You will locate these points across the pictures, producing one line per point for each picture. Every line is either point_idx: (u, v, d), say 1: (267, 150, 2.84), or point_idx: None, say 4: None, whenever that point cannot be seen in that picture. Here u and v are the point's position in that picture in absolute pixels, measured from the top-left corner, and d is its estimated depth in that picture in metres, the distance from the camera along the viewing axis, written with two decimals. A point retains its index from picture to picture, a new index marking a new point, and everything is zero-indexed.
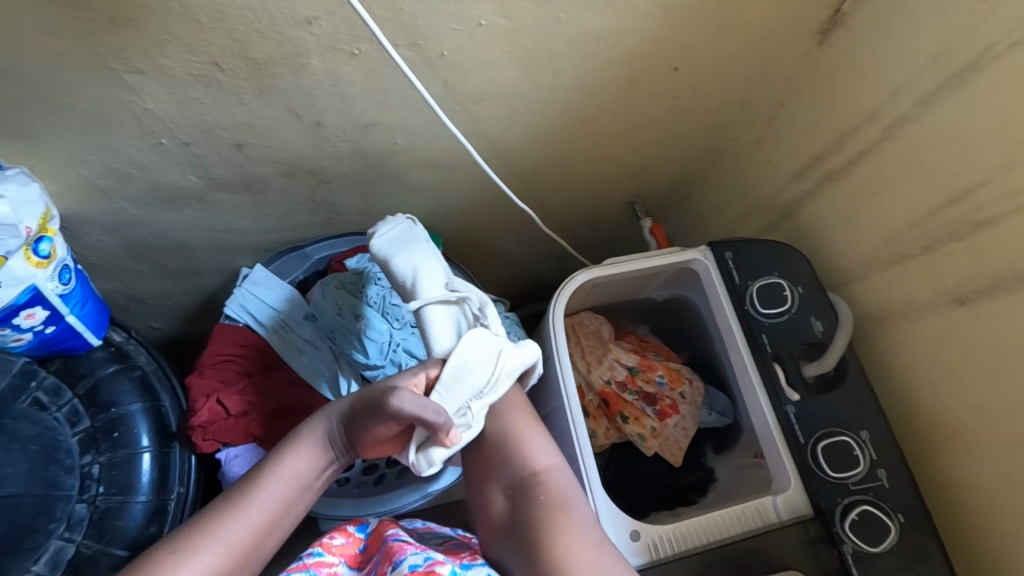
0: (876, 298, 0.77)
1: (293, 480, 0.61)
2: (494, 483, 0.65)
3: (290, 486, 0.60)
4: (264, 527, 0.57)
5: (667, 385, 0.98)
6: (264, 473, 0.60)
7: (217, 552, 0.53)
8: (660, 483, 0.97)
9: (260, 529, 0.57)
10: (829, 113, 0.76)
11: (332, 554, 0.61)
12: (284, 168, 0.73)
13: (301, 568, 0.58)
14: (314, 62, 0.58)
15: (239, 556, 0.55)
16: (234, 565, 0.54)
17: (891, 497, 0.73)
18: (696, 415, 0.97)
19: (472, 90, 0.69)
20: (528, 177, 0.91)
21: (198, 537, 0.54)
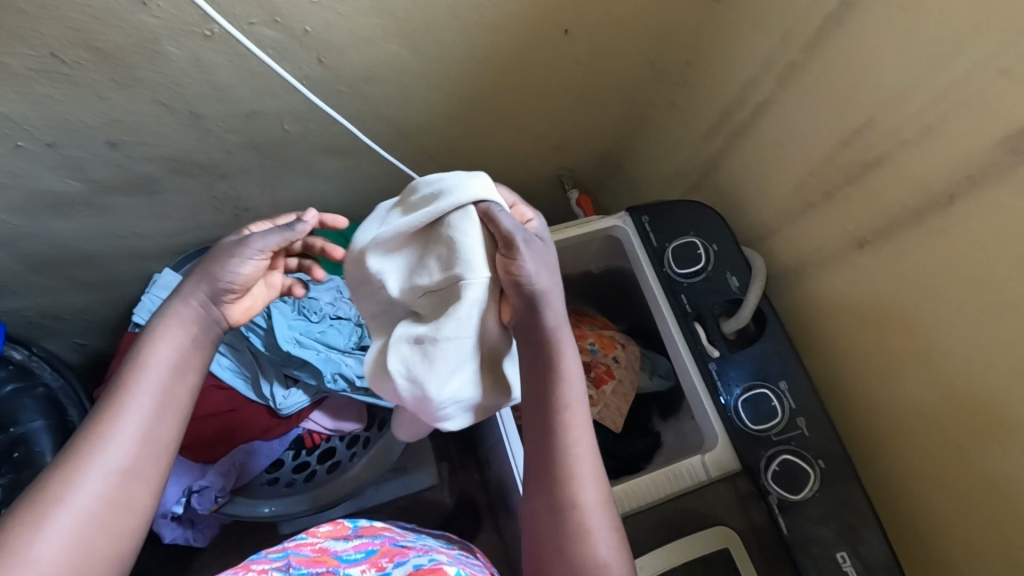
0: (789, 250, 0.77)
1: (163, 371, 0.51)
2: (538, 488, 0.58)
3: (163, 375, 0.51)
4: (159, 414, 0.50)
5: (600, 351, 0.97)
6: (133, 367, 0.51)
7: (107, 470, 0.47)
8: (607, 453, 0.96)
9: (156, 425, 0.50)
10: (728, 67, 0.75)
11: (318, 536, 0.61)
12: (172, 165, 0.70)
13: (280, 550, 0.58)
14: (168, 49, 0.55)
15: (144, 459, 0.49)
16: (138, 471, 0.48)
17: (813, 446, 0.73)
18: (634, 378, 0.98)
19: (355, 69, 0.66)
20: (442, 158, 0.89)
21: (83, 454, 0.47)
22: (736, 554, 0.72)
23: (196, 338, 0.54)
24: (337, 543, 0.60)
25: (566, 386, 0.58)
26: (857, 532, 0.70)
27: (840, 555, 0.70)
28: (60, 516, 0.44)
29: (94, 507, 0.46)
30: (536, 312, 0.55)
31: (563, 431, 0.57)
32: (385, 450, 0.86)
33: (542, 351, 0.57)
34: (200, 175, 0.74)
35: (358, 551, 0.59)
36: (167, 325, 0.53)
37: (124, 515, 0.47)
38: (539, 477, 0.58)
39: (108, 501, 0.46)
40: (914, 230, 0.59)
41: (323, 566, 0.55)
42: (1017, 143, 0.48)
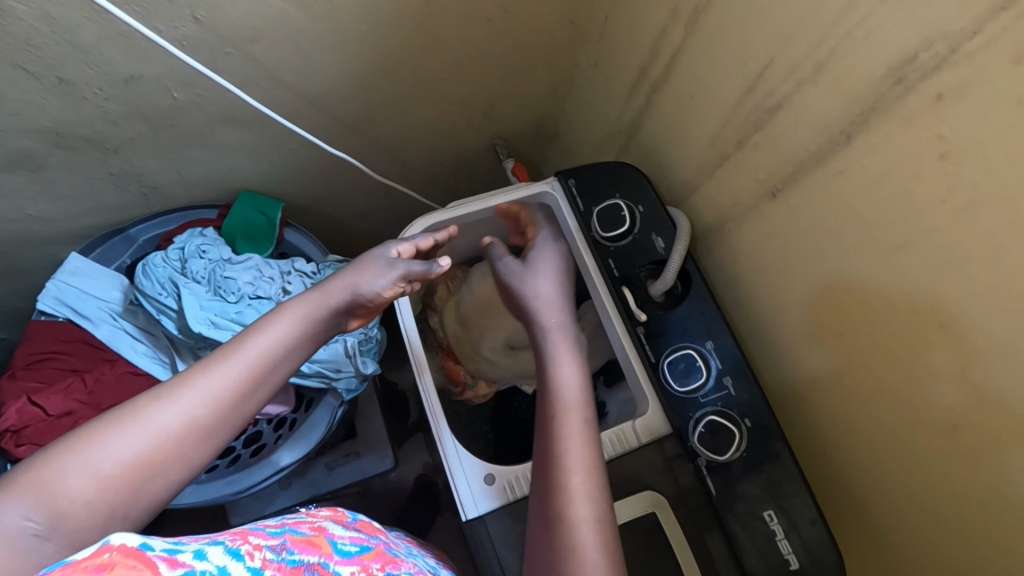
0: (710, 206, 0.74)
1: (267, 351, 0.56)
2: (537, 509, 0.61)
3: (267, 355, 0.56)
4: (245, 386, 0.54)
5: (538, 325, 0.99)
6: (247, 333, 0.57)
7: (193, 406, 0.50)
8: None
9: (243, 392, 0.53)
10: (641, 18, 0.73)
11: (317, 517, 0.55)
12: (52, 139, 0.66)
13: (277, 523, 0.51)
14: (10, 4, 0.51)
15: (224, 412, 0.52)
16: (216, 423, 0.52)
17: (739, 404, 0.72)
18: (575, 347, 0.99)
19: (236, 28, 0.62)
20: (360, 127, 0.85)
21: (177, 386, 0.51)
22: (663, 518, 0.72)
23: (308, 330, 0.59)
24: (335, 527, 0.53)
25: (567, 398, 0.67)
26: (783, 487, 0.69)
27: (766, 513, 0.69)
28: (134, 431, 0.47)
29: (168, 433, 0.49)
30: (535, 322, 0.77)
31: (565, 443, 0.63)
32: (313, 432, 0.81)
33: (545, 367, 0.72)
34: (90, 150, 0.70)
35: (354, 544, 0.51)
36: (291, 312, 0.59)
37: (186, 458, 0.50)
38: (539, 496, 0.61)
39: (178, 433, 0.49)
40: (817, 175, 0.57)
41: (318, 553, 0.47)
42: (901, 72, 0.46)
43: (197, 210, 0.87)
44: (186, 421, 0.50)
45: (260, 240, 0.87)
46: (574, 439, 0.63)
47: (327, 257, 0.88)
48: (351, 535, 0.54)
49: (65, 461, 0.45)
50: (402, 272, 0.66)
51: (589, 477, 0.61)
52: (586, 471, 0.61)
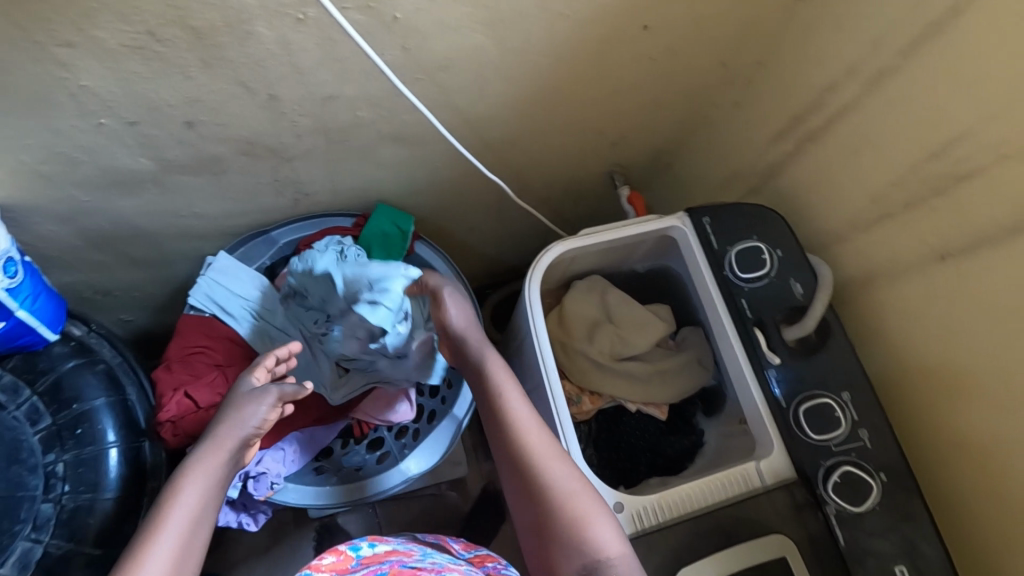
0: (857, 260, 0.76)
1: (202, 491, 0.59)
2: (539, 526, 0.65)
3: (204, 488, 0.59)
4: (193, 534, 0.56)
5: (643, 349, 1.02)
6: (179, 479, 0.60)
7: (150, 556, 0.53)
8: (654, 449, 0.98)
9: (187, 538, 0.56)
10: (809, 71, 0.74)
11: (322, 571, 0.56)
12: (242, 147, 0.69)
13: None
14: (259, 29, 0.54)
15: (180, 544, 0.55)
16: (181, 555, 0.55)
17: (875, 458, 0.73)
18: (679, 374, 1.01)
19: (435, 57, 0.65)
20: (502, 151, 0.87)
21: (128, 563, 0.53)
22: (793, 563, 0.71)
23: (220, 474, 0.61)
24: None
25: (512, 404, 0.72)
26: (916, 546, 0.70)
27: (898, 569, 0.69)
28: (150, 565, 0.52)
29: None
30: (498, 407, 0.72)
31: (529, 450, 0.69)
32: (436, 441, 0.85)
33: (489, 390, 0.74)
34: (266, 159, 0.73)
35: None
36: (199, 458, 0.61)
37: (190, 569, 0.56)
38: (536, 514, 0.66)
39: None
40: (1006, 248, 0.58)
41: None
42: None
43: (333, 217, 0.89)
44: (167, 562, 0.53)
45: (392, 253, 0.88)
46: (531, 432, 0.70)
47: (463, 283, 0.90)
48: None
49: None
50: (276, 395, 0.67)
51: (567, 482, 0.67)
52: (564, 470, 0.67)
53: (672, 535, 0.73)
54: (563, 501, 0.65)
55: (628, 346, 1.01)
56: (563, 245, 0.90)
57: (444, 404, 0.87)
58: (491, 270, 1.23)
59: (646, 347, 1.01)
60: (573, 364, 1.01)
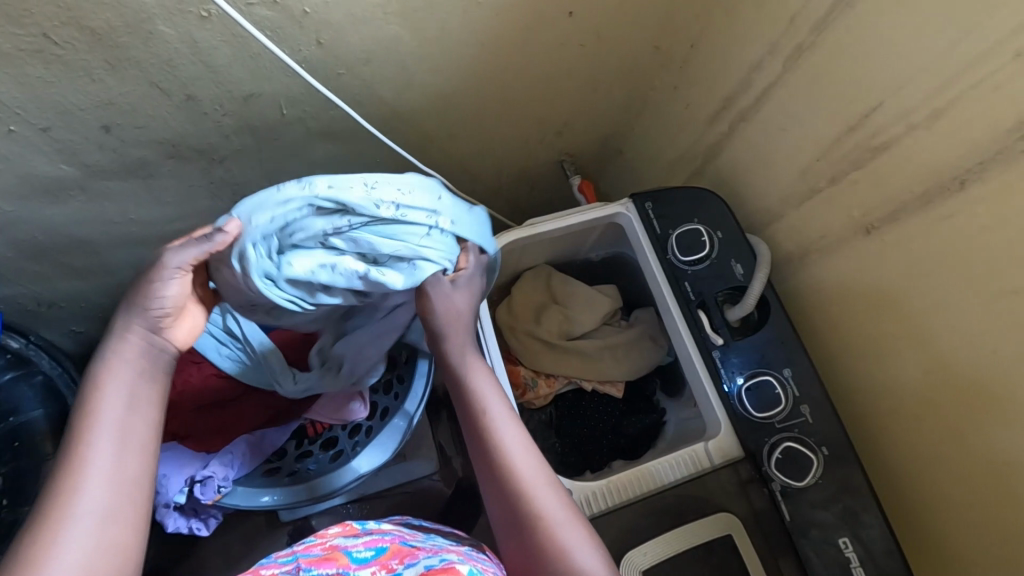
0: (794, 236, 0.76)
1: (118, 424, 0.51)
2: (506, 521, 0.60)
3: (111, 424, 0.50)
4: (123, 471, 0.49)
5: (594, 331, 1.04)
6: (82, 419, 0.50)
7: (82, 519, 0.46)
8: (616, 431, 1.00)
9: (124, 485, 0.49)
10: (734, 51, 0.74)
11: (328, 537, 0.64)
12: (168, 149, 0.69)
13: (290, 553, 0.61)
14: (162, 29, 0.54)
15: (122, 485, 0.49)
16: (123, 493, 0.49)
17: (817, 433, 0.73)
18: (635, 356, 1.02)
19: (354, 50, 0.64)
20: (443, 143, 0.88)
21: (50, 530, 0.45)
22: (740, 542, 0.72)
23: (136, 398, 0.52)
24: (348, 541, 0.63)
25: (489, 398, 0.65)
26: (859, 516, 0.70)
27: (842, 540, 0.70)
28: (74, 522, 0.46)
29: (88, 547, 0.45)
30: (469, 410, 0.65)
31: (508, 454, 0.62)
32: (388, 438, 0.84)
33: (461, 380, 0.67)
34: (196, 161, 0.73)
35: (368, 549, 0.61)
36: (109, 388, 0.52)
37: (136, 502, 0.49)
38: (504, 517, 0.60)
39: (102, 541, 0.46)
40: (922, 216, 0.58)
41: (335, 565, 0.57)
42: None
43: None
44: (93, 515, 0.46)
45: None
46: (504, 430, 0.63)
47: None
48: (360, 542, 0.63)
49: None
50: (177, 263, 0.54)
51: (539, 490, 0.60)
52: (540, 474, 0.61)
53: (621, 518, 0.73)
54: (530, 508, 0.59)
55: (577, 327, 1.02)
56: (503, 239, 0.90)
57: (397, 400, 0.86)
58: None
59: (592, 325, 1.03)
60: (524, 352, 1.02)
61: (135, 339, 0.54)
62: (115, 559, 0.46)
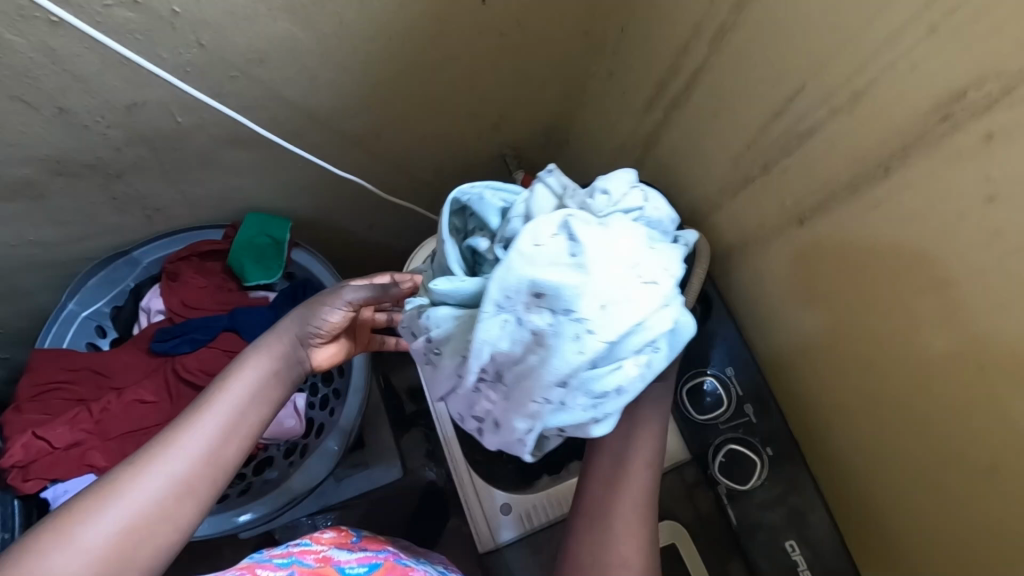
0: (732, 228, 0.73)
1: (243, 395, 0.53)
2: (587, 512, 0.60)
3: (241, 398, 0.53)
4: (218, 447, 0.51)
5: None
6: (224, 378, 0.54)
7: (165, 475, 0.48)
8: None
9: (210, 455, 0.50)
10: (660, 34, 0.70)
11: (322, 543, 0.61)
12: (54, 166, 0.64)
13: (286, 555, 0.58)
14: (6, 36, 0.49)
15: (206, 462, 0.50)
16: (201, 471, 0.49)
17: (760, 432, 0.70)
18: None
19: (242, 52, 0.60)
20: (370, 144, 0.83)
21: (145, 461, 0.48)
22: (682, 548, 0.72)
23: (271, 384, 0.55)
24: (341, 553, 0.59)
25: (631, 489, 0.60)
26: (804, 517, 0.67)
27: (788, 543, 0.68)
28: (157, 472, 0.48)
29: (148, 505, 0.47)
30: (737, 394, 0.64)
31: (636, 456, 0.61)
32: (322, 458, 0.80)
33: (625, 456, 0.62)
34: (90, 176, 0.68)
35: (361, 565, 0.57)
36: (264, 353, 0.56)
37: (213, 483, 0.50)
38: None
39: (158, 503, 0.47)
40: (850, 204, 0.55)
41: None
42: (947, 109, 0.44)
43: (203, 230, 0.85)
44: (169, 478, 0.48)
45: (269, 264, 0.86)
46: (630, 519, 0.58)
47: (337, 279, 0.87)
48: (355, 557, 0.59)
49: (62, 538, 0.44)
50: (349, 299, 0.60)
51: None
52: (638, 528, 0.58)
53: None
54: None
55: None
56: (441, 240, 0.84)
57: (332, 417, 0.83)
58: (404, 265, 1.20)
59: None
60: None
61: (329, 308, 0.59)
62: (156, 533, 0.47)
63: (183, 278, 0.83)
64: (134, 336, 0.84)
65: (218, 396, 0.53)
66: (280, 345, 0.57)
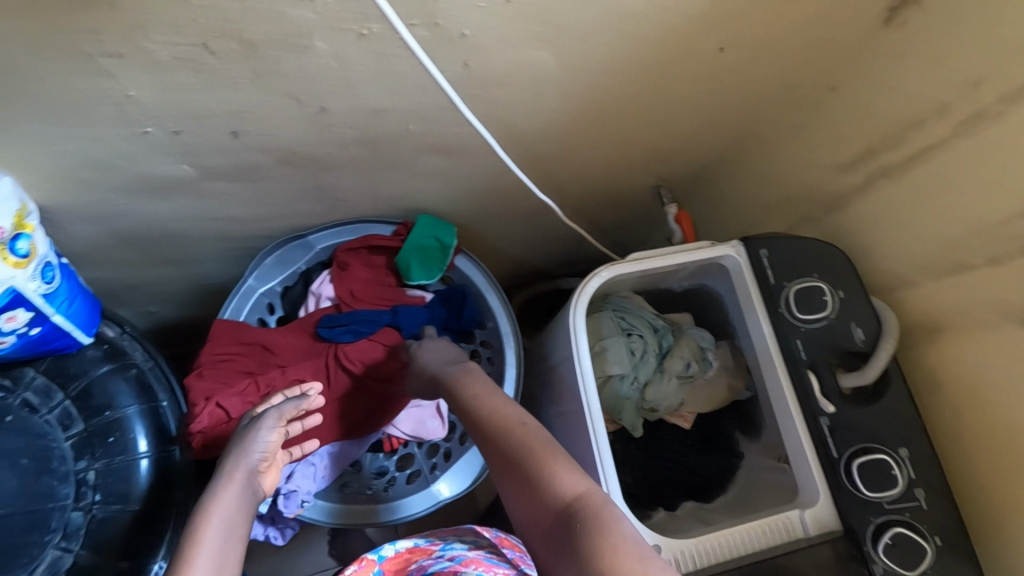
0: (921, 307, 0.72)
1: (219, 517, 0.55)
2: (512, 490, 0.60)
3: (218, 521, 0.54)
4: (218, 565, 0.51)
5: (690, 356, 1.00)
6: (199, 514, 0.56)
7: None
8: (689, 471, 0.97)
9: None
10: (887, 103, 0.69)
11: None
12: (284, 156, 0.66)
13: None
14: (317, 43, 0.50)
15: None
16: None
17: (929, 519, 0.69)
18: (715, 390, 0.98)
19: (494, 74, 0.60)
20: (548, 165, 0.84)
21: None
22: None
23: (239, 510, 0.58)
24: None
25: (511, 431, 0.63)
26: None
27: None
28: None
29: None
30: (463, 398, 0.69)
31: (499, 422, 0.64)
32: (470, 464, 0.83)
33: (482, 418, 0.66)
34: (307, 168, 0.70)
35: None
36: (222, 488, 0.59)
37: None
38: (553, 492, 0.56)
39: None
40: None
41: None
42: None
43: (374, 224, 0.87)
44: None
45: (432, 267, 0.87)
46: (533, 456, 0.60)
47: (497, 289, 0.88)
48: None
49: None
50: (277, 414, 0.68)
51: (537, 436, 0.62)
52: (560, 468, 0.58)
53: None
54: (552, 457, 0.59)
55: (642, 365, 0.94)
56: (615, 269, 0.83)
57: None
58: (513, 268, 1.21)
59: (688, 353, 0.97)
60: None
61: (261, 422, 0.67)
62: None
63: (353, 270, 0.85)
64: (300, 318, 0.86)
65: (203, 524, 0.54)
66: (238, 475, 0.61)
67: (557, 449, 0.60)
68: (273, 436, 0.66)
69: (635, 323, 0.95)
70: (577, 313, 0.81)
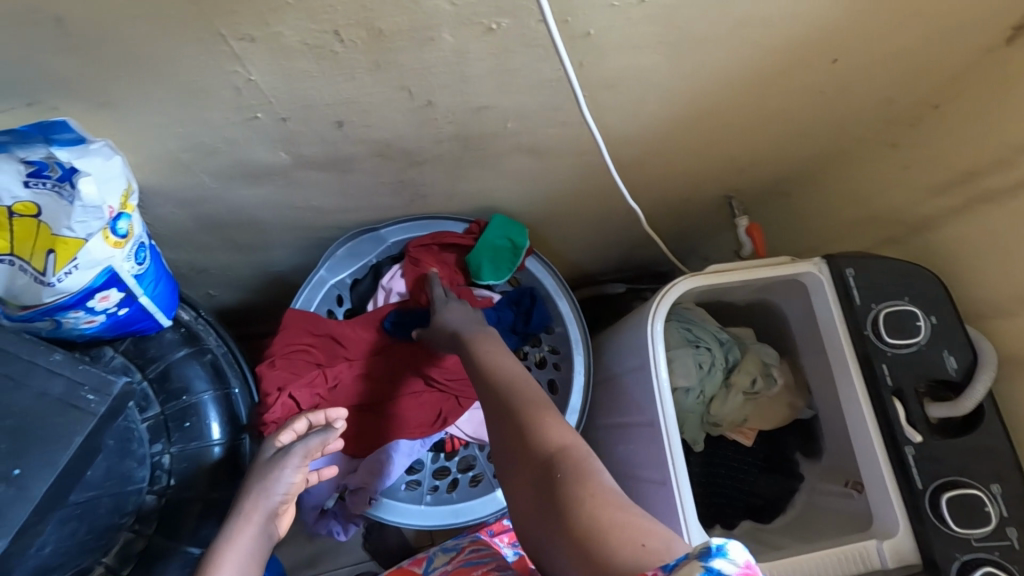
0: (1022, 339, 0.69)
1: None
2: (500, 443, 0.56)
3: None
4: None
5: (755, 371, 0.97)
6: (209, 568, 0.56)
7: None
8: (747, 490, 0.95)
9: None
10: (1001, 126, 0.66)
11: None
12: (379, 148, 0.64)
13: None
14: (443, 36, 0.49)
15: None
16: None
17: (1019, 560, 0.67)
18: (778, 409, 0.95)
19: (605, 76, 0.59)
20: (629, 171, 0.82)
21: None
22: None
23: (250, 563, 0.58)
24: None
25: (509, 386, 0.60)
26: None
27: None
28: None
29: None
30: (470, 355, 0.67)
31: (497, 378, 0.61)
32: None
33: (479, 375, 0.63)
34: (397, 161, 0.68)
35: None
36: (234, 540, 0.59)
37: None
38: (539, 442, 0.53)
39: None
40: None
41: None
42: None
43: (446, 221, 0.85)
44: None
45: (501, 268, 0.85)
46: (525, 410, 0.56)
47: (567, 292, 0.87)
48: None
49: None
50: (301, 454, 0.65)
51: (536, 394, 0.59)
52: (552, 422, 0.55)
53: None
54: (545, 410, 0.56)
55: (709, 378, 0.92)
56: (690, 281, 0.81)
57: None
58: (568, 272, 1.19)
59: (756, 368, 0.94)
60: None
61: (283, 460, 0.64)
62: None
63: (424, 267, 0.83)
64: (367, 312, 0.85)
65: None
66: (253, 525, 0.60)
67: (550, 405, 0.57)
68: (295, 478, 0.64)
69: (702, 335, 0.93)
70: (654, 325, 0.79)
